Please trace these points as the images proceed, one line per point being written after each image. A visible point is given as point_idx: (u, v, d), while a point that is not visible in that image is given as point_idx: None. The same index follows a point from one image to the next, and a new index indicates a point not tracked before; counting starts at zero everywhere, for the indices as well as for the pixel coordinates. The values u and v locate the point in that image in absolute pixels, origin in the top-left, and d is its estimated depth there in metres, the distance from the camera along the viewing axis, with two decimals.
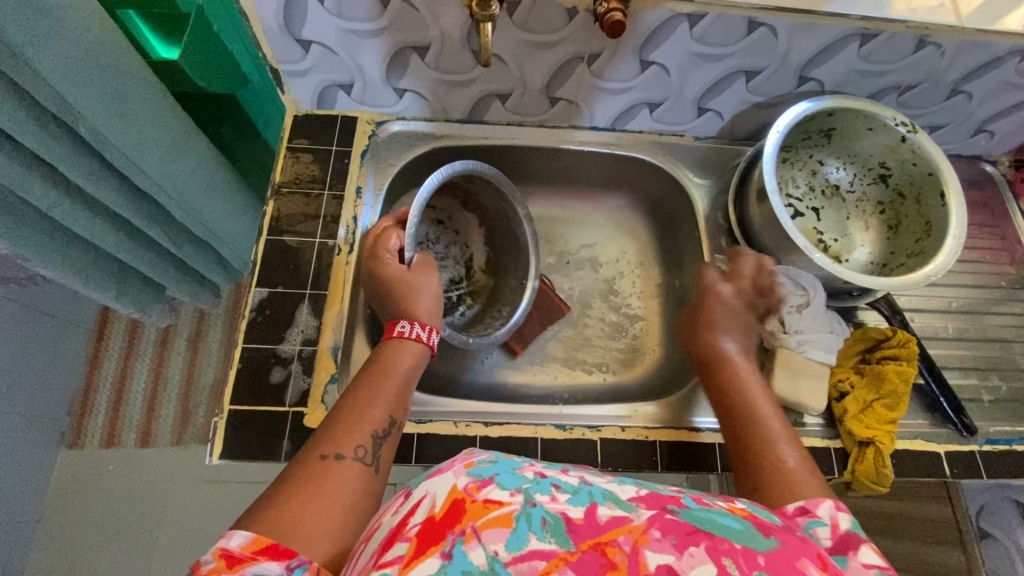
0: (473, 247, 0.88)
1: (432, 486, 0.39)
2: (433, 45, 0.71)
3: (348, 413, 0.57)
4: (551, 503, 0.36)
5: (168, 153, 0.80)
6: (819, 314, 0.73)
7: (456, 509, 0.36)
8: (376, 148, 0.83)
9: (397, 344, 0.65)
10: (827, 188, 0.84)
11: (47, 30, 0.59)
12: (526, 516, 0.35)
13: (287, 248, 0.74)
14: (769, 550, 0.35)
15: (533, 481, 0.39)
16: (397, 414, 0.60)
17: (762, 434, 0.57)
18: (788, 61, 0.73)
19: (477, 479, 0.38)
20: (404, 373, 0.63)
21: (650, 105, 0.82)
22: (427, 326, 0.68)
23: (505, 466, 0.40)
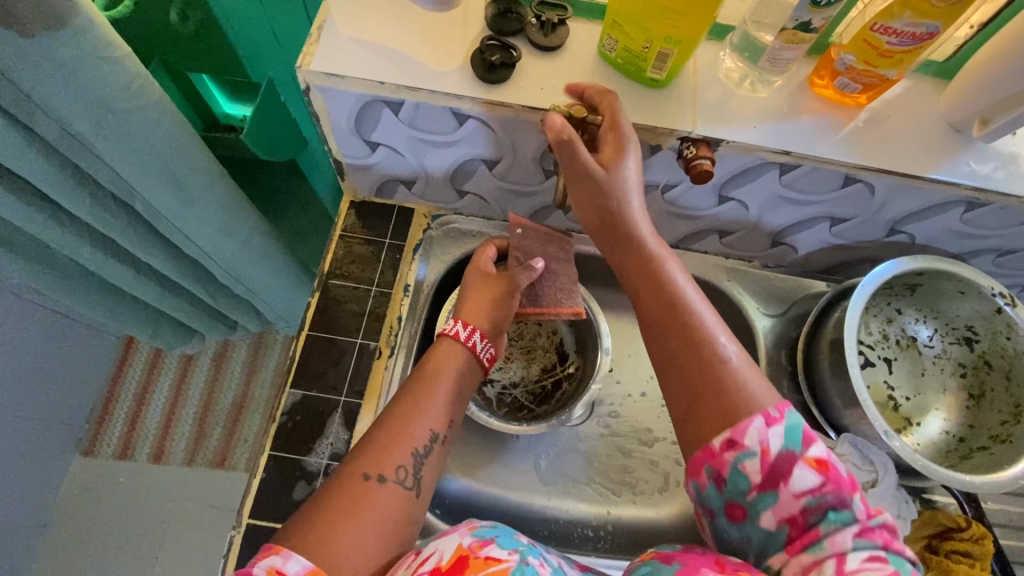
0: (560, 332, 0.89)
1: (439, 544, 0.47)
2: (503, 159, 0.68)
3: (394, 430, 0.55)
4: (540, 568, 0.47)
5: (220, 230, 0.78)
6: (887, 496, 0.66)
7: (460, 565, 0.45)
8: (429, 243, 0.80)
9: (448, 344, 0.62)
10: (902, 338, 0.78)
11: (117, 127, 0.57)
12: (520, 571, 0.45)
13: (327, 346, 0.72)
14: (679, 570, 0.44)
15: (526, 545, 0.49)
16: (441, 430, 0.57)
17: (701, 324, 0.53)
18: (880, 214, 0.68)
19: (480, 539, 0.47)
20: (452, 379, 0.60)
21: (721, 232, 0.78)
22: (486, 337, 0.64)
23: (501, 531, 0.49)
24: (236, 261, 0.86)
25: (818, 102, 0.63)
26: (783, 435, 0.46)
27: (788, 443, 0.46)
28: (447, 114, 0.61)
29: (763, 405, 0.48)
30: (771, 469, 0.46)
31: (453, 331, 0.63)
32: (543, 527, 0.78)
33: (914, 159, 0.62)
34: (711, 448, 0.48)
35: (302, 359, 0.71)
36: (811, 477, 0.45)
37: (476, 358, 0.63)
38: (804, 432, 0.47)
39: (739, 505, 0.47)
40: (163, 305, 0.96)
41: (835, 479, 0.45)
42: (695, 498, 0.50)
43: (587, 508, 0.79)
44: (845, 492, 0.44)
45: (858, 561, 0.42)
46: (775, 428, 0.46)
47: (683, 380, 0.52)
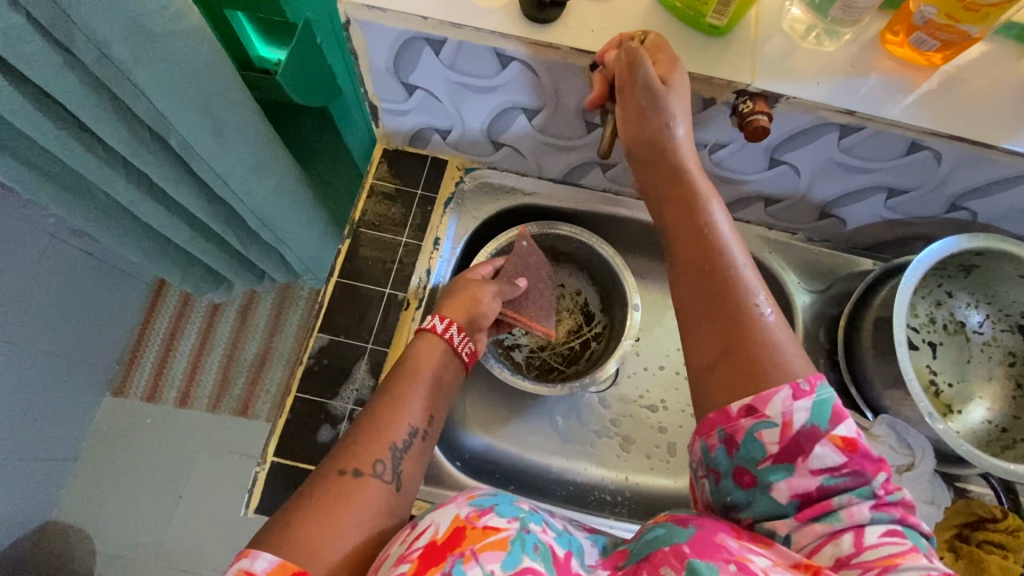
0: (585, 294, 0.88)
1: (436, 516, 0.45)
2: (544, 108, 0.65)
3: (373, 428, 0.54)
4: (542, 534, 0.45)
5: (252, 172, 0.77)
6: (921, 480, 0.65)
7: (458, 535, 0.43)
8: (462, 197, 0.78)
9: (428, 336, 0.64)
10: (951, 323, 0.74)
11: (156, 54, 0.56)
12: (520, 541, 0.43)
13: (356, 293, 0.71)
14: (690, 538, 0.42)
15: (527, 512, 0.46)
16: (422, 426, 0.57)
17: (742, 282, 0.51)
18: (943, 187, 0.64)
19: (478, 508, 0.45)
20: (433, 381, 0.61)
21: (767, 200, 0.74)
22: (462, 329, 0.66)
23: (501, 498, 0.47)
24: (267, 206, 0.86)
25: (888, 61, 0.58)
26: (811, 410, 0.43)
27: (816, 418, 0.43)
28: (490, 55, 0.58)
29: (793, 376, 0.45)
30: (790, 438, 0.43)
31: (432, 324, 0.64)
32: (560, 487, 0.77)
33: (988, 126, 0.57)
34: (726, 410, 0.46)
35: (330, 306, 0.70)
36: (833, 455, 0.43)
37: (454, 351, 0.64)
38: (834, 407, 0.44)
39: (748, 472, 0.44)
40: (194, 249, 0.97)
41: (858, 457, 0.43)
42: (702, 459, 0.48)
43: (605, 473, 0.79)
44: (865, 471, 0.43)
45: (877, 535, 0.41)
46: (803, 402, 0.43)
47: (711, 331, 0.50)
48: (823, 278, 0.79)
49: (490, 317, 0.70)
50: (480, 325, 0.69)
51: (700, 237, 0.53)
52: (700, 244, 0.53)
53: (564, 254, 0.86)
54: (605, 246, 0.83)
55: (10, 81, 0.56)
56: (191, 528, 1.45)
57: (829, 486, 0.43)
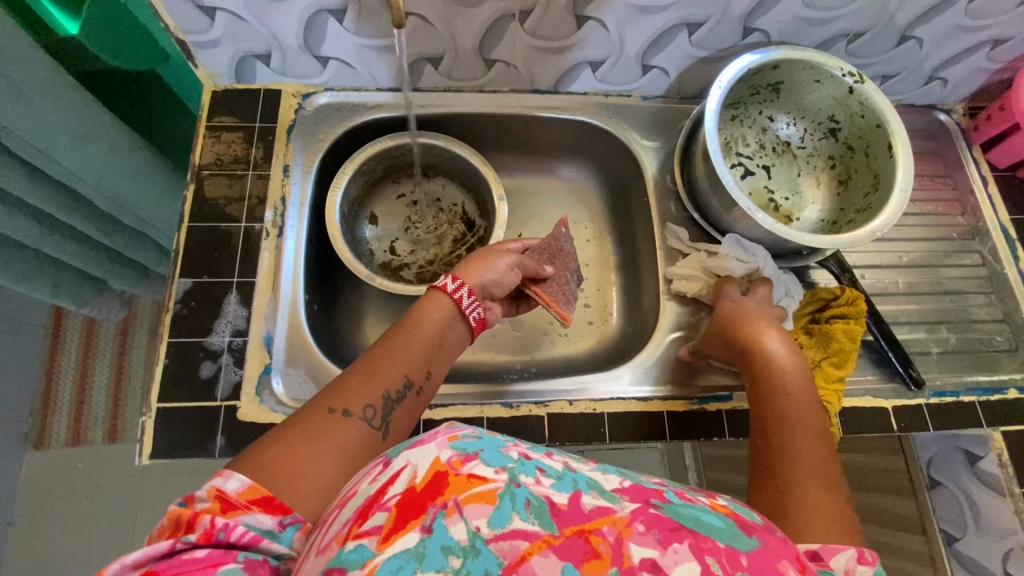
0: (461, 203, 0.89)
1: (414, 455, 0.37)
2: (349, 7, 0.65)
3: (365, 374, 0.53)
4: (536, 487, 0.36)
5: (75, 140, 0.74)
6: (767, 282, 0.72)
7: (439, 482, 0.35)
8: (305, 123, 0.78)
9: (434, 294, 0.64)
10: (778, 145, 0.82)
11: None
12: (510, 495, 0.35)
13: (213, 234, 0.70)
14: (751, 549, 0.35)
15: (518, 461, 0.38)
16: (416, 379, 0.57)
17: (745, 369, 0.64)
18: (730, 10, 0.70)
19: (461, 453, 0.37)
20: (434, 337, 0.60)
21: (592, 64, 0.78)
22: (473, 293, 0.65)
23: (488, 442, 0.39)
24: (111, 179, 0.82)
25: None
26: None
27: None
28: None
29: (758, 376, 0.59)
30: None
31: (442, 283, 0.64)
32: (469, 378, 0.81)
33: None
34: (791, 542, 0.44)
35: (187, 250, 0.69)
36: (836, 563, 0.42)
37: (462, 315, 0.64)
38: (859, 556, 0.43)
39: None
40: (53, 248, 0.92)
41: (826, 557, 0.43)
42: None
43: (508, 357, 0.83)
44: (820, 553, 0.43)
45: None
46: (866, 567, 0.42)
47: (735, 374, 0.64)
48: (663, 131, 0.84)
49: (506, 286, 0.71)
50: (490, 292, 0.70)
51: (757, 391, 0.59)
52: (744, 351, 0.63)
53: (425, 163, 0.86)
54: (462, 147, 0.83)
55: None
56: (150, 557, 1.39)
57: None
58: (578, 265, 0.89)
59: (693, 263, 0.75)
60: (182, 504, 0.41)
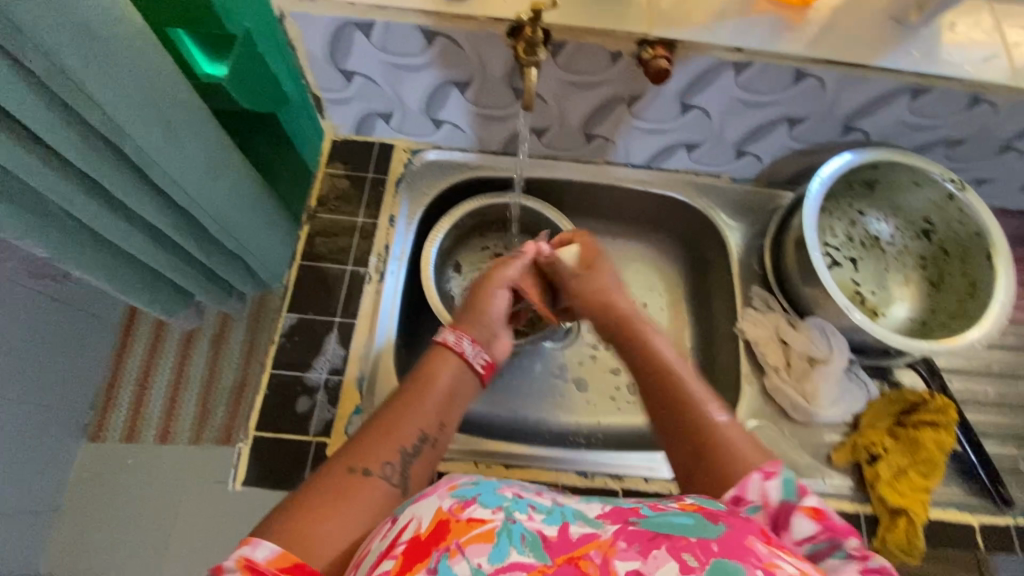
0: None
1: (418, 510, 0.42)
2: (474, 80, 0.71)
3: (381, 431, 0.56)
4: (529, 523, 0.39)
5: (207, 174, 0.81)
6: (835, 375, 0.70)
7: (440, 530, 0.39)
8: (411, 177, 0.84)
9: (441, 351, 0.67)
10: (866, 239, 0.82)
11: (102, 59, 0.59)
12: (507, 533, 0.38)
13: (319, 274, 0.75)
14: (720, 534, 0.38)
15: (511, 500, 0.42)
16: (432, 432, 0.58)
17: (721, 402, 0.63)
18: (834, 110, 0.72)
19: (460, 500, 0.41)
20: (445, 391, 0.63)
21: (688, 146, 0.81)
22: (474, 341, 0.69)
23: (484, 488, 0.43)
24: (227, 210, 0.89)
25: (766, 3, 0.66)
26: (781, 486, 0.46)
27: (786, 495, 0.46)
28: (416, 33, 0.64)
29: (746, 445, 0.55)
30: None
31: (443, 339, 0.68)
32: (538, 437, 0.82)
33: (859, 49, 0.65)
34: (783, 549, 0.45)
35: (296, 288, 0.74)
36: (807, 527, 0.44)
37: (469, 364, 0.67)
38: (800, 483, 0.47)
39: None
40: (160, 264, 0.98)
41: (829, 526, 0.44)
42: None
43: (576, 419, 0.84)
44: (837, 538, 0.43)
45: None
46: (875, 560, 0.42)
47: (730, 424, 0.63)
48: (751, 213, 0.85)
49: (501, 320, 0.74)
50: (496, 327, 0.74)
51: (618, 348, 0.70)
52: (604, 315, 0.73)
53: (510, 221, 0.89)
54: (551, 210, 0.86)
55: None
56: None
57: None
58: None
59: (773, 319, 0.75)
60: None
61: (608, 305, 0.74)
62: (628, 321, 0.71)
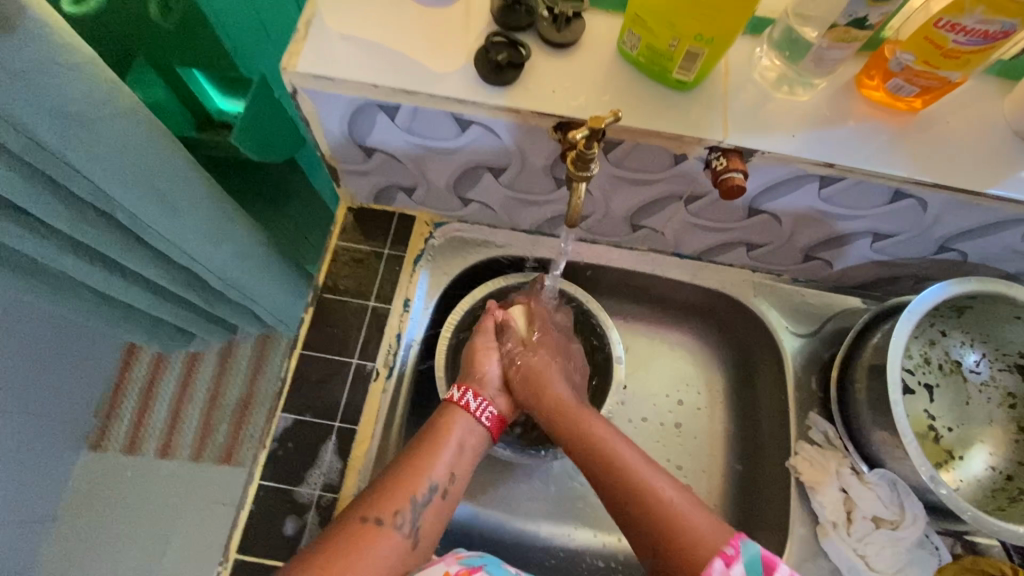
0: None
1: (427, 573, 0.52)
2: (511, 166, 0.62)
3: (398, 476, 0.56)
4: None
5: (210, 239, 0.73)
6: (900, 540, 0.62)
7: None
8: (432, 253, 0.75)
9: (447, 408, 0.63)
10: (946, 363, 0.71)
11: (89, 137, 0.52)
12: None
13: (322, 365, 0.68)
14: None
15: (509, 573, 0.52)
16: (443, 483, 0.58)
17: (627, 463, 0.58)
18: (930, 230, 0.61)
19: (467, 567, 0.51)
20: (458, 445, 0.61)
21: (749, 245, 0.71)
22: (479, 394, 0.65)
23: (489, 559, 0.53)
24: (230, 268, 0.81)
25: (864, 107, 0.56)
26: (745, 570, 0.48)
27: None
28: (448, 119, 0.55)
29: (717, 544, 0.51)
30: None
31: (447, 397, 0.64)
32: (549, 556, 0.73)
33: (974, 173, 0.54)
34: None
35: (295, 382, 0.66)
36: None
37: (477, 420, 0.63)
38: (764, 559, 0.49)
39: None
40: (159, 310, 0.92)
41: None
42: None
43: (595, 536, 0.75)
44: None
45: None
46: None
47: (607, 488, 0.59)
48: (810, 320, 0.75)
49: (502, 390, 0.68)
50: (498, 386, 0.68)
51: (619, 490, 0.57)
52: (539, 403, 0.65)
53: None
54: (584, 294, 0.77)
55: None
56: None
57: None
58: (683, 438, 0.79)
59: (831, 460, 0.66)
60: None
61: (545, 383, 0.66)
62: (573, 411, 0.64)
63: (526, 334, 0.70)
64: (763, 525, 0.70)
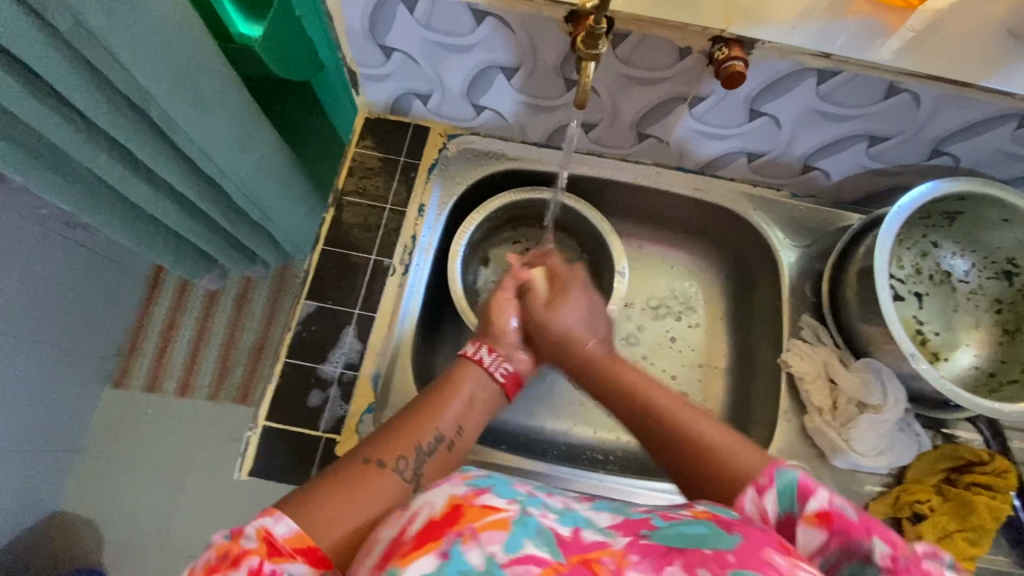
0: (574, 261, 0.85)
1: (432, 495, 0.40)
2: (523, 67, 0.65)
3: (404, 422, 0.54)
4: (545, 518, 0.38)
5: (236, 145, 0.77)
6: (886, 424, 0.66)
7: (455, 514, 0.37)
8: (445, 163, 0.78)
9: (460, 361, 0.63)
10: (936, 273, 0.74)
11: (130, 22, 0.55)
12: (523, 523, 0.36)
13: (343, 261, 0.72)
14: (735, 546, 0.36)
15: (526, 496, 0.40)
16: (450, 433, 0.56)
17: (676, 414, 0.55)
18: (923, 131, 0.64)
19: (474, 488, 0.39)
20: (470, 398, 0.60)
21: (749, 155, 0.74)
22: (493, 350, 0.66)
23: (498, 480, 0.41)
24: (253, 181, 0.86)
25: None
26: (778, 498, 0.42)
27: (785, 504, 0.42)
28: (465, 11, 0.58)
29: (754, 473, 0.45)
30: (840, 544, 0.39)
31: (462, 350, 0.65)
32: (553, 448, 0.78)
33: (965, 65, 0.57)
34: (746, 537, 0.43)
35: (318, 274, 0.71)
36: (815, 535, 0.40)
37: (489, 373, 0.63)
38: (801, 485, 0.42)
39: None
40: (183, 228, 0.96)
41: (842, 530, 0.39)
42: None
43: (595, 434, 0.80)
44: (853, 539, 0.39)
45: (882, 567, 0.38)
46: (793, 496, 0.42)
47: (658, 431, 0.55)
48: (810, 233, 0.78)
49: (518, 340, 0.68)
50: (517, 343, 0.68)
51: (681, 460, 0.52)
52: (567, 359, 0.67)
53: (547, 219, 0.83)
54: (593, 211, 0.80)
55: None
56: (193, 519, 1.42)
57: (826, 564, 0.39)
58: (681, 348, 0.84)
59: (822, 354, 0.70)
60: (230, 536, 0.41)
61: (570, 346, 0.66)
62: (606, 366, 0.64)
63: (551, 295, 0.70)
64: (756, 420, 0.74)
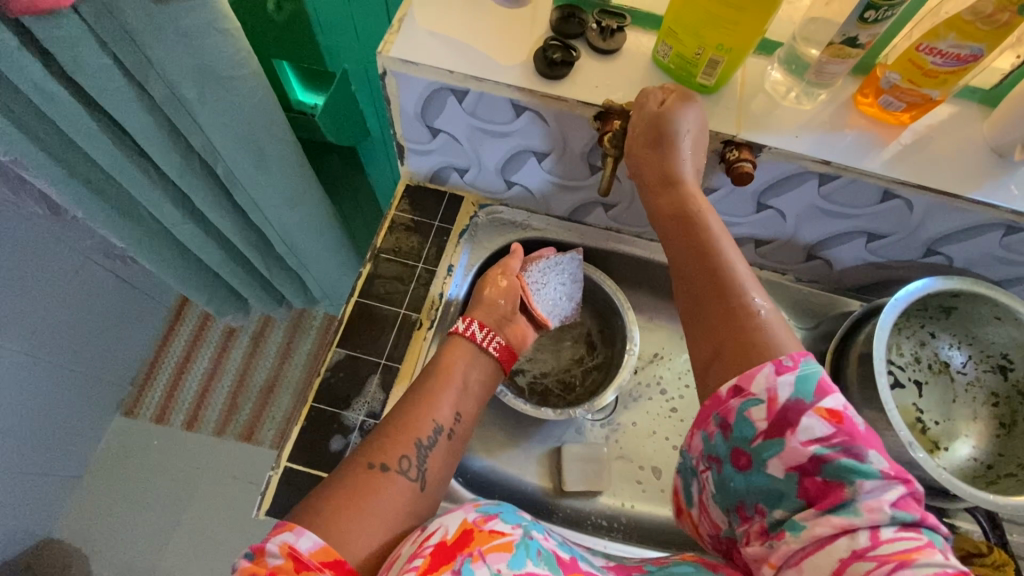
0: (587, 326, 0.89)
1: (445, 520, 0.49)
2: (554, 153, 0.73)
3: (402, 424, 0.59)
4: (545, 542, 0.48)
5: (285, 201, 0.85)
6: None
7: (466, 538, 0.46)
8: (474, 229, 0.85)
9: (454, 339, 0.68)
10: (935, 362, 0.77)
11: (216, 94, 0.64)
12: (524, 546, 0.46)
13: (373, 314, 0.78)
14: None
15: (529, 521, 0.50)
16: (447, 423, 0.61)
17: (737, 278, 0.55)
18: (917, 233, 0.70)
19: (484, 514, 0.49)
20: (462, 383, 0.65)
21: (757, 241, 0.80)
22: (484, 326, 0.70)
23: (504, 507, 0.51)
24: (296, 234, 0.93)
25: (861, 119, 0.66)
26: (794, 383, 0.46)
27: (800, 393, 0.46)
28: (506, 105, 0.67)
29: (776, 354, 0.49)
30: (776, 413, 0.46)
31: (453, 329, 0.70)
32: (558, 510, 0.80)
33: (953, 179, 0.63)
34: (716, 393, 0.50)
35: (349, 324, 0.76)
36: (821, 426, 0.45)
37: (483, 348, 0.69)
38: (819, 382, 0.46)
39: (745, 454, 0.47)
40: (222, 270, 1.03)
41: (848, 431, 0.44)
42: (702, 450, 0.51)
43: (604, 500, 0.82)
44: (857, 444, 0.44)
45: (892, 532, 0.42)
46: (786, 375, 0.47)
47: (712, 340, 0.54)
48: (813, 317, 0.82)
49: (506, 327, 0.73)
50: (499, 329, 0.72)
51: (699, 303, 0.56)
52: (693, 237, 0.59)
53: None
54: (609, 282, 0.85)
55: (88, 112, 0.64)
56: (186, 558, 1.41)
57: (824, 455, 0.44)
58: (687, 418, 0.87)
59: None
60: (255, 557, 0.47)
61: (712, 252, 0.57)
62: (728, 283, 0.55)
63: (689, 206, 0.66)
64: None
